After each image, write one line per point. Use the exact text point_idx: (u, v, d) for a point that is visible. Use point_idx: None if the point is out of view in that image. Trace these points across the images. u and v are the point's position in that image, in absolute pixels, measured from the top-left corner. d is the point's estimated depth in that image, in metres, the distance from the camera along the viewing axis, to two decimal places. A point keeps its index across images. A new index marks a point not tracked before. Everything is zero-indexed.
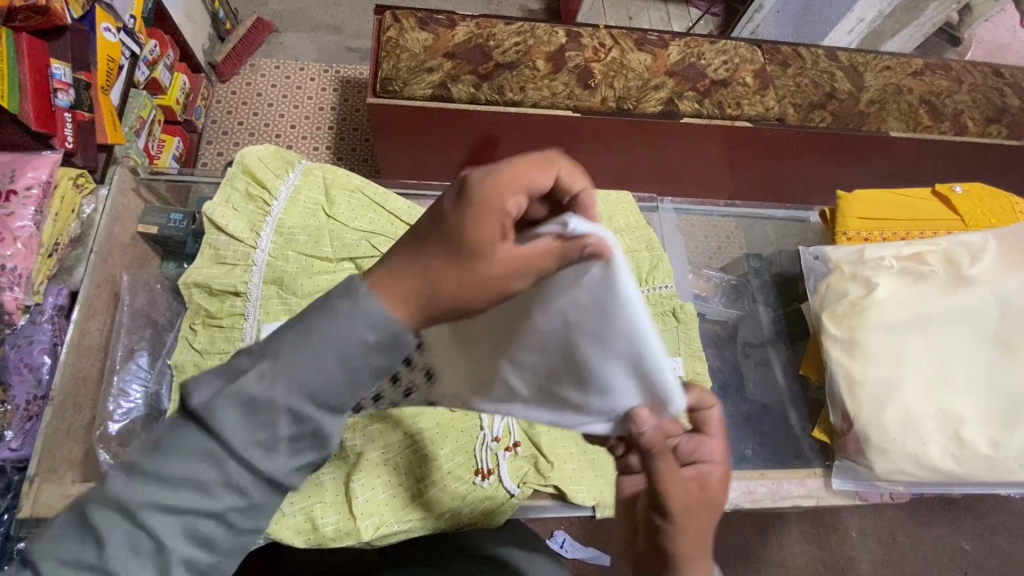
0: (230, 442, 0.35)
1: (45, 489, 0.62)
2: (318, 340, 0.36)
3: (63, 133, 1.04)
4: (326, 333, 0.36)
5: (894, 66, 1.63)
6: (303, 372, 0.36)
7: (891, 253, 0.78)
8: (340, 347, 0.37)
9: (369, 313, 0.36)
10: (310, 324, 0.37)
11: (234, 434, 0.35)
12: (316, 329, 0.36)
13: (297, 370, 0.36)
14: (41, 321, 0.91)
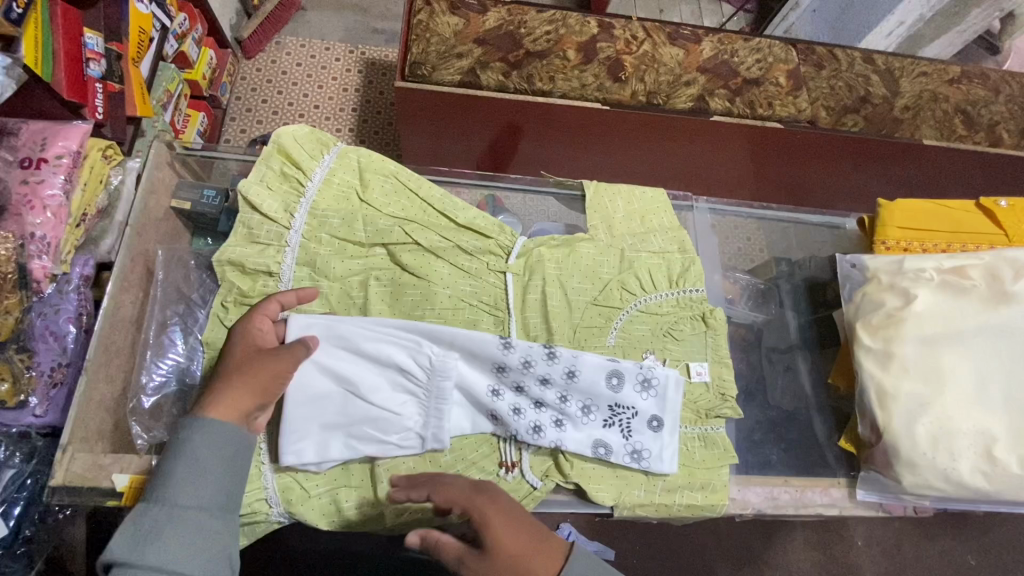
0: (143, 552, 0.49)
1: (77, 458, 0.63)
2: (179, 466, 0.53)
3: (94, 104, 1.03)
4: (186, 460, 0.54)
5: (931, 72, 1.59)
6: (182, 488, 0.53)
7: (932, 265, 0.77)
8: (199, 464, 0.54)
9: (208, 432, 0.55)
10: (170, 461, 0.54)
11: (146, 543, 0.49)
12: (176, 475, 0.53)
13: (178, 489, 0.53)
14: (67, 291, 0.93)
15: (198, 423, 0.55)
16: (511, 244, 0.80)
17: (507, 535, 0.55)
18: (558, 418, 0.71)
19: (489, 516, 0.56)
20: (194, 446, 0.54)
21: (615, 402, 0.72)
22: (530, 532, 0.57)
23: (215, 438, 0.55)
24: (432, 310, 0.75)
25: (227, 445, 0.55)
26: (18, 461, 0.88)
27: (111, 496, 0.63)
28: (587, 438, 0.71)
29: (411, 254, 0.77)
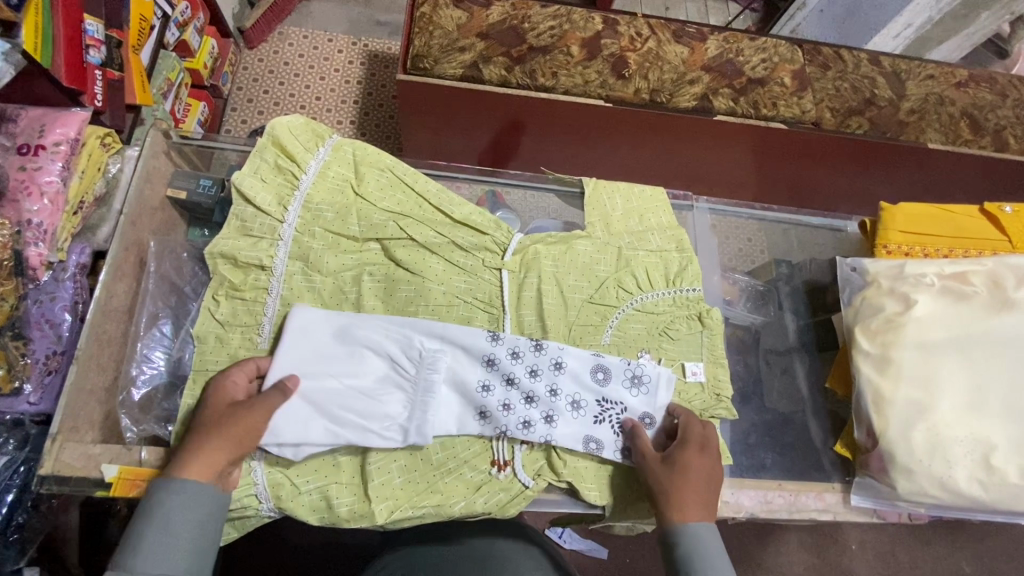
0: None
1: (66, 447, 0.63)
2: (152, 527, 0.54)
3: (93, 91, 1.02)
4: (160, 524, 0.54)
5: (937, 75, 1.58)
6: (148, 556, 0.53)
7: (933, 270, 0.76)
8: (172, 524, 0.55)
9: (183, 488, 0.56)
10: (141, 524, 0.54)
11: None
12: (145, 540, 0.53)
13: (148, 553, 0.53)
14: (63, 278, 0.91)
15: (171, 481, 0.56)
16: (507, 241, 0.79)
17: (689, 468, 0.64)
18: (548, 413, 0.70)
19: (691, 447, 0.66)
20: (166, 507, 0.55)
21: (602, 397, 0.72)
22: (708, 485, 0.65)
23: (186, 501, 0.56)
24: (426, 308, 0.74)
25: (198, 507, 0.56)
26: (12, 448, 0.87)
27: (100, 487, 0.62)
28: (576, 433, 0.70)
29: (405, 249, 0.76)
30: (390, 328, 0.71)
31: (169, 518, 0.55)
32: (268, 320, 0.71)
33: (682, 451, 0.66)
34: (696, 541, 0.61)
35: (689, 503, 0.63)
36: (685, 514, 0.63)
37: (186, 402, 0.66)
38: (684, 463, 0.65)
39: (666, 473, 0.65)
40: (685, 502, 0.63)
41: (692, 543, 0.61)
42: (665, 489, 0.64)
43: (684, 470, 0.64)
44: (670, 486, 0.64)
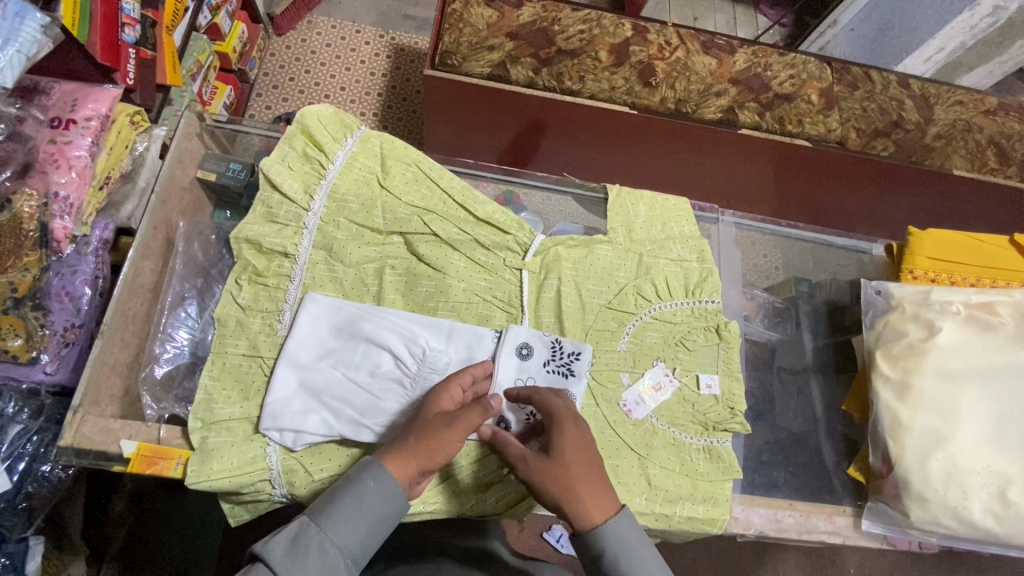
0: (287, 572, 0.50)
1: (87, 420, 0.63)
2: (344, 499, 0.55)
3: (126, 69, 1.03)
4: (354, 503, 0.54)
5: (966, 101, 1.56)
6: (339, 525, 0.53)
7: (960, 299, 0.75)
8: (359, 505, 0.54)
9: (380, 477, 0.56)
10: (337, 491, 0.55)
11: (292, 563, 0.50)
12: (338, 506, 0.54)
13: (340, 524, 0.53)
14: (85, 252, 0.92)
15: (374, 464, 0.57)
16: (529, 241, 0.78)
17: (574, 457, 0.58)
18: None
19: (562, 429, 0.60)
20: (363, 488, 0.55)
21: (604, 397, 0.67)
22: (597, 465, 0.58)
23: (388, 496, 0.55)
24: (445, 302, 0.74)
25: (388, 502, 0.55)
26: (26, 417, 0.91)
27: (118, 462, 0.63)
28: None
29: (428, 244, 0.75)
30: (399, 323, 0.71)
31: (365, 500, 0.55)
32: (290, 307, 0.71)
33: (552, 438, 0.59)
34: (612, 534, 0.55)
35: (590, 493, 0.56)
36: (588, 505, 0.56)
37: (204, 383, 0.66)
38: (567, 453, 0.58)
39: (545, 470, 0.57)
40: (586, 495, 0.56)
41: (609, 538, 0.55)
42: (558, 485, 0.56)
43: (575, 456, 0.58)
44: (558, 481, 0.56)
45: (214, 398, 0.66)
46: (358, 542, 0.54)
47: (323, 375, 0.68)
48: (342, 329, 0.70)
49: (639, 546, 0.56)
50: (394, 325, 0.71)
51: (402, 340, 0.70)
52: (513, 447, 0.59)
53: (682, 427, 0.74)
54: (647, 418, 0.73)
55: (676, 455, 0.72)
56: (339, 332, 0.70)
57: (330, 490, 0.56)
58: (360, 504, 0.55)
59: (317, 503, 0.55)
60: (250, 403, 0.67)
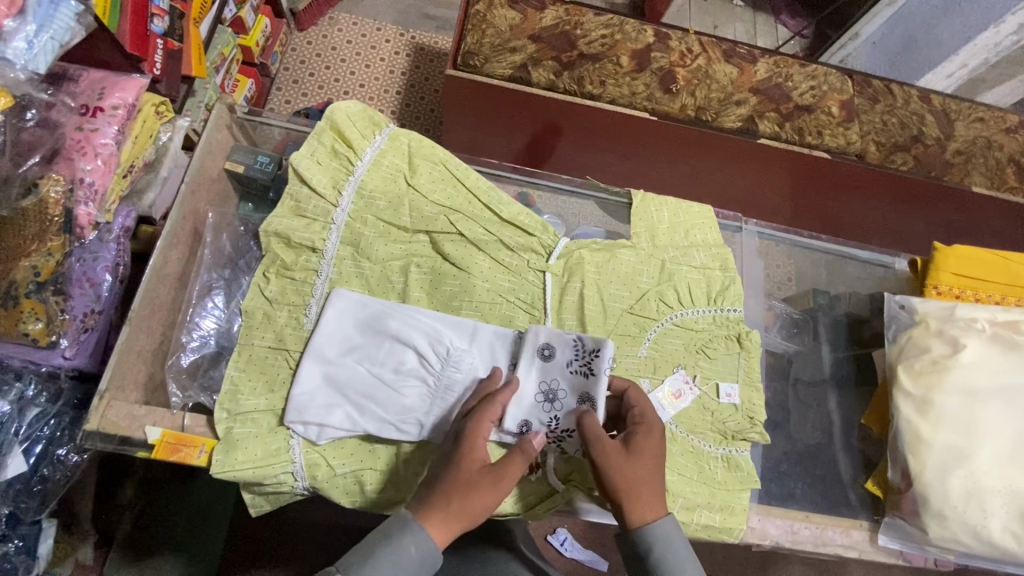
0: None
1: (113, 405, 0.64)
2: (382, 563, 0.53)
3: (153, 59, 1.03)
4: (389, 565, 0.53)
5: (988, 118, 1.55)
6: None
7: (985, 316, 0.75)
8: (397, 569, 0.53)
9: (421, 541, 0.54)
10: (375, 549, 0.54)
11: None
12: (370, 566, 0.53)
13: None
14: (108, 239, 0.94)
15: (417, 530, 0.55)
16: (553, 244, 0.78)
17: (643, 462, 0.60)
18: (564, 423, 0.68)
19: (647, 432, 0.62)
20: (403, 552, 0.54)
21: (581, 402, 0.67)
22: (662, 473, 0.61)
23: (424, 559, 0.54)
24: (469, 302, 0.74)
25: (421, 566, 0.54)
26: (44, 401, 0.92)
27: (142, 447, 0.63)
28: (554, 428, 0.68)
29: (453, 244, 0.76)
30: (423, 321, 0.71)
31: (401, 564, 0.54)
32: (316, 302, 0.71)
33: (637, 438, 0.61)
34: (659, 537, 0.58)
35: (644, 497, 0.59)
36: (642, 507, 0.59)
37: (229, 374, 0.67)
38: (638, 454, 0.60)
39: (624, 464, 0.59)
40: (645, 497, 0.59)
41: (659, 541, 0.58)
42: (623, 480, 0.59)
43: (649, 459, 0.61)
44: (626, 475, 0.59)
45: (240, 389, 0.67)
46: None
47: (349, 372, 0.69)
48: (369, 325, 0.71)
49: (680, 560, 0.58)
50: (418, 322, 0.71)
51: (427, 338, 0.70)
52: (592, 426, 0.61)
53: (701, 435, 0.73)
54: (667, 425, 0.73)
55: (695, 462, 0.72)
56: (365, 328, 0.71)
57: (366, 544, 0.54)
58: (395, 565, 0.53)
59: (351, 557, 0.54)
60: (274, 395, 0.67)
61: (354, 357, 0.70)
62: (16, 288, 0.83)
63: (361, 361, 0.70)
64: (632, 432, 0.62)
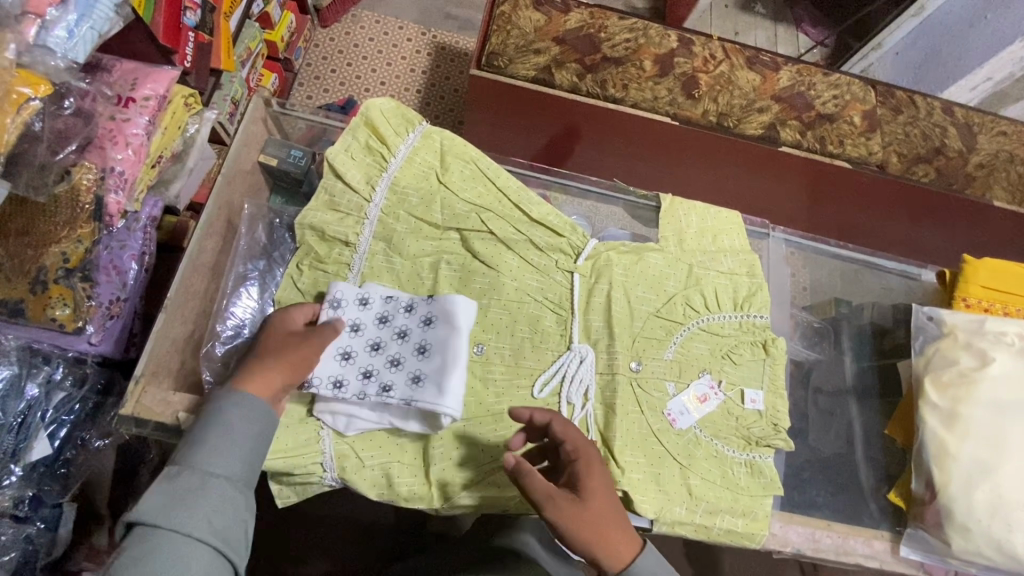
0: (169, 515, 0.51)
1: (147, 391, 0.65)
2: (210, 432, 0.56)
3: (184, 51, 1.04)
4: (218, 432, 0.56)
5: (1011, 132, 1.54)
6: (209, 455, 0.55)
7: (1014, 330, 0.75)
8: (230, 433, 0.56)
9: (241, 402, 0.57)
10: (200, 428, 0.57)
11: (172, 507, 0.52)
12: (202, 443, 0.56)
13: (203, 451, 0.55)
14: (134, 228, 0.97)
15: (233, 394, 0.58)
16: (581, 245, 0.79)
17: (597, 505, 0.59)
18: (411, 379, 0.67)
19: (592, 472, 0.60)
20: (225, 416, 0.57)
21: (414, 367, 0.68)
22: (616, 502, 0.61)
23: (251, 414, 0.58)
24: (497, 300, 0.74)
25: (254, 422, 0.58)
26: (70, 385, 0.93)
27: (176, 433, 0.64)
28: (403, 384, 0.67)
29: (483, 242, 0.76)
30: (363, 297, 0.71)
31: (228, 425, 0.56)
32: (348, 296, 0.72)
33: (583, 478, 0.60)
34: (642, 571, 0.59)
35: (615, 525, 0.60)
36: (614, 547, 0.59)
37: None
38: (589, 495, 0.59)
39: (580, 516, 0.58)
40: (615, 539, 0.59)
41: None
42: (589, 531, 0.58)
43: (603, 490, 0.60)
44: (588, 528, 0.58)
45: None
46: (241, 462, 0.56)
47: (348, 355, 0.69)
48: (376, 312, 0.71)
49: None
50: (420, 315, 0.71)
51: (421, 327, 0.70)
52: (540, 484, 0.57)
53: (725, 440, 0.74)
54: (691, 429, 0.73)
55: (718, 466, 0.72)
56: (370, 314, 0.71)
57: (193, 431, 0.57)
58: (222, 429, 0.56)
59: (182, 448, 0.56)
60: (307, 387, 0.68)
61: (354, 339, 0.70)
62: (45, 273, 0.86)
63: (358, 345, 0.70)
64: (577, 469, 0.61)
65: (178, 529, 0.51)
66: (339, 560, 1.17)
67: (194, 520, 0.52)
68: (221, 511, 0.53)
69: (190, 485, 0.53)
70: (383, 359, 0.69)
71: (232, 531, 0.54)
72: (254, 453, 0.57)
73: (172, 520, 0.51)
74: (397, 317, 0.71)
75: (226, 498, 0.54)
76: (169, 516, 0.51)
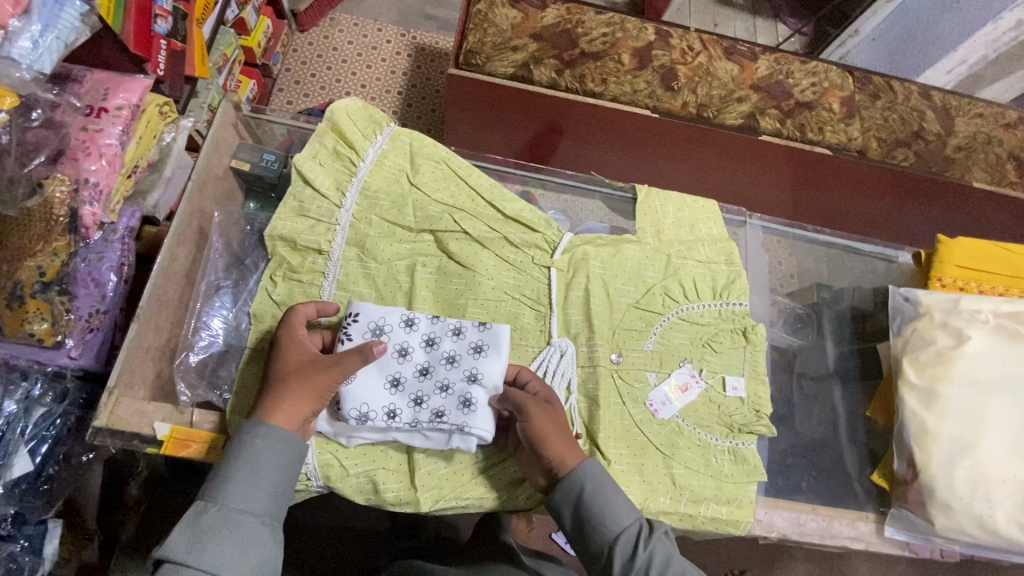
0: (195, 553, 0.51)
1: (121, 402, 0.64)
2: (238, 467, 0.56)
3: (156, 59, 1.03)
4: (245, 467, 0.56)
5: (988, 114, 1.55)
6: (239, 491, 0.55)
7: (989, 308, 0.75)
8: (258, 466, 0.57)
9: (269, 432, 0.58)
10: (227, 462, 0.57)
11: (197, 543, 0.52)
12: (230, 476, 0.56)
13: (231, 485, 0.55)
14: (112, 240, 0.95)
15: (259, 425, 0.58)
16: (557, 240, 0.79)
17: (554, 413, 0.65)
18: (463, 402, 0.66)
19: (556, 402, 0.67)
20: (254, 448, 0.57)
21: (462, 392, 0.66)
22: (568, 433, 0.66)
23: (278, 447, 0.58)
24: (474, 299, 0.74)
25: (282, 452, 0.58)
26: (50, 400, 0.91)
27: (150, 444, 0.63)
28: (450, 409, 0.65)
29: (458, 242, 0.76)
30: (409, 321, 0.69)
31: (256, 456, 0.57)
32: (324, 303, 0.71)
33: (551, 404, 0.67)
34: (585, 474, 0.62)
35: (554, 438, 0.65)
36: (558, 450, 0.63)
37: (241, 377, 0.67)
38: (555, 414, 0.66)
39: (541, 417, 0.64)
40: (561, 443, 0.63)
41: (586, 478, 0.62)
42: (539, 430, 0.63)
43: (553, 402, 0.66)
44: (550, 423, 0.64)
45: (251, 391, 0.67)
46: (269, 497, 0.57)
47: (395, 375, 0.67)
48: (424, 333, 0.70)
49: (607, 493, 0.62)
50: (465, 337, 0.69)
51: (470, 353, 0.68)
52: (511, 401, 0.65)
53: (708, 428, 0.74)
54: (673, 419, 0.73)
55: (701, 455, 0.72)
56: (417, 333, 0.69)
57: (219, 466, 0.57)
58: (252, 464, 0.57)
59: (208, 483, 0.56)
60: None
61: (402, 357, 0.68)
62: (21, 289, 0.83)
63: (405, 365, 0.68)
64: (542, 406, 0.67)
65: (210, 569, 0.51)
66: (333, 565, 1.17)
67: (224, 559, 0.52)
68: (250, 547, 0.54)
69: (218, 520, 0.53)
70: (432, 384, 0.67)
71: (265, 564, 0.54)
72: (281, 484, 0.58)
73: (201, 559, 0.51)
74: (445, 342, 0.69)
75: (257, 532, 0.54)
76: (195, 552, 0.52)
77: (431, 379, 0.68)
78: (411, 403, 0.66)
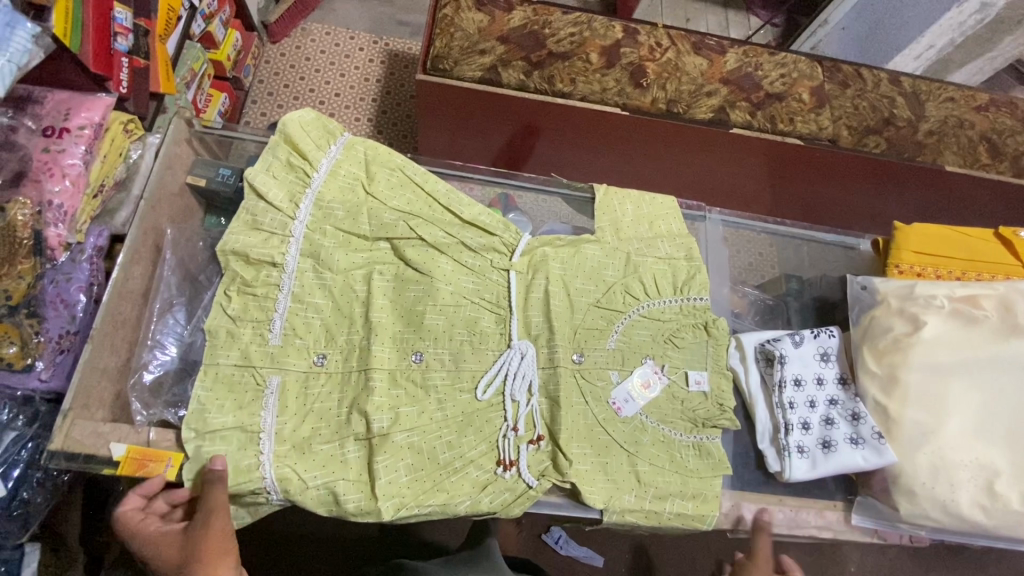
0: None
1: (77, 424, 0.64)
2: None
3: (118, 77, 1.00)
4: None
5: (958, 98, 1.56)
6: None
7: (945, 292, 0.76)
8: None
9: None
10: None
11: None
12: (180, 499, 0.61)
13: None
14: (80, 260, 0.90)
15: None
16: (515, 242, 0.79)
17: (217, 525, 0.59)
18: (856, 417, 0.73)
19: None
20: None
21: (825, 415, 0.74)
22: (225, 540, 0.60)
23: None
24: (434, 305, 0.74)
25: None
26: (20, 424, 0.86)
27: (107, 464, 0.63)
28: (849, 433, 0.72)
29: (415, 248, 0.76)
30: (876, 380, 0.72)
31: None
32: (279, 317, 0.71)
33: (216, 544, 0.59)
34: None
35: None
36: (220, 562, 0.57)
37: (196, 394, 0.67)
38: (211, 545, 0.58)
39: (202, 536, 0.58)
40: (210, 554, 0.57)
41: None
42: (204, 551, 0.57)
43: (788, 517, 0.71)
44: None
45: (207, 407, 0.66)
46: None
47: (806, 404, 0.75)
48: (819, 358, 0.77)
49: None
50: (811, 356, 0.77)
51: (820, 362, 0.77)
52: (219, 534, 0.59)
53: (671, 424, 0.74)
54: (637, 417, 0.73)
55: (666, 451, 0.72)
56: (820, 358, 0.77)
57: None
58: None
59: None
60: (243, 411, 0.67)
61: (795, 378, 0.76)
62: None
63: (832, 394, 0.75)
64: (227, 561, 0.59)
65: None
66: None
67: None
68: None
69: None
70: (836, 408, 0.74)
71: None
72: None
73: None
74: (811, 370, 0.77)
75: None
76: None
77: (844, 402, 0.74)
78: (825, 421, 0.74)
